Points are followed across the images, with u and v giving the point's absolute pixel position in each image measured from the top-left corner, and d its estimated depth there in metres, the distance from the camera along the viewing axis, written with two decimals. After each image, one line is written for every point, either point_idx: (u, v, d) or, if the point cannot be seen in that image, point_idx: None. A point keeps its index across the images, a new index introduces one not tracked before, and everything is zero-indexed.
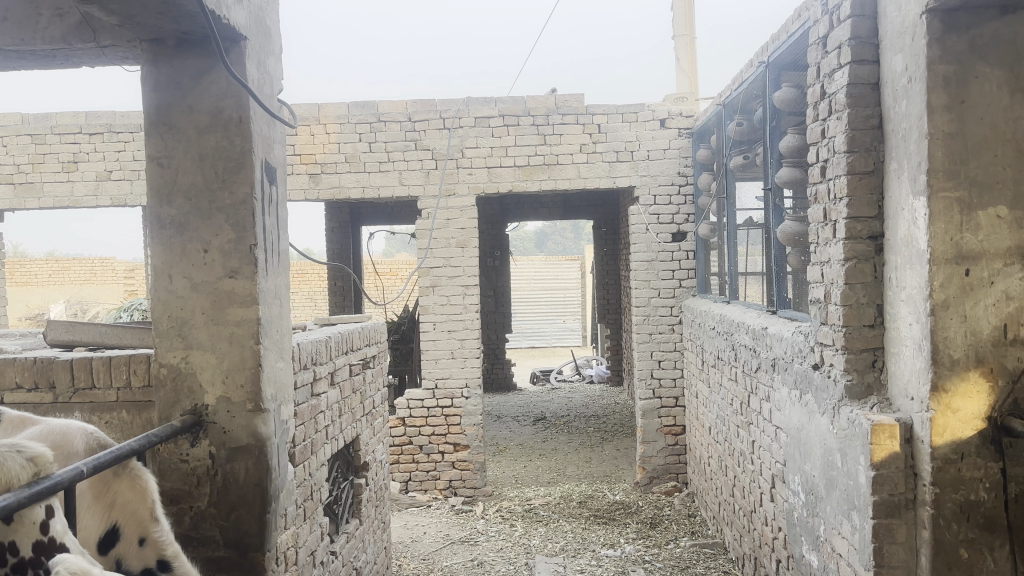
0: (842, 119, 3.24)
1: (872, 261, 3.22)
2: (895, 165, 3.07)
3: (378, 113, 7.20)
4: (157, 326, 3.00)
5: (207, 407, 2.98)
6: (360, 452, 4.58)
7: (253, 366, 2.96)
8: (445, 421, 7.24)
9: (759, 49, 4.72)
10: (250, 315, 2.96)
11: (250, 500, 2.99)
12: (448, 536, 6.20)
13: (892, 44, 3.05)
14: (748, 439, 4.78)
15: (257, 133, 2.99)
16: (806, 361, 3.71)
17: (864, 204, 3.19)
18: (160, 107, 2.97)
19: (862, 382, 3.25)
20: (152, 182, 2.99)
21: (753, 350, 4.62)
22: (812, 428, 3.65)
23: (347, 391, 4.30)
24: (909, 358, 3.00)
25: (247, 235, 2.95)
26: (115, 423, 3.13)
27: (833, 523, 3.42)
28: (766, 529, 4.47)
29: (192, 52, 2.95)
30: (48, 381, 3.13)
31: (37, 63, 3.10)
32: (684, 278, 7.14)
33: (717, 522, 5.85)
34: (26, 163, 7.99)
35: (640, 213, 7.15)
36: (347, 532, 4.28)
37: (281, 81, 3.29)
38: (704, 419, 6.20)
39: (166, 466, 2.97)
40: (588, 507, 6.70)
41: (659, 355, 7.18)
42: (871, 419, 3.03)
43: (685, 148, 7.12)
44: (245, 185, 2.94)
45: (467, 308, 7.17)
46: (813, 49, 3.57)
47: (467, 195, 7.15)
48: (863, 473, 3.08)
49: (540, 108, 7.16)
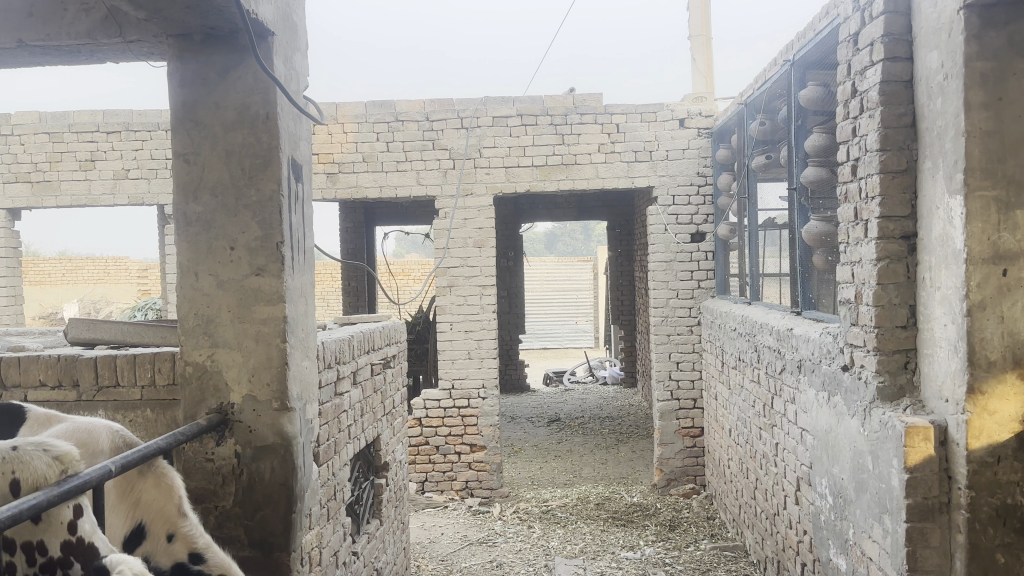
0: (874, 117, 3.20)
1: (905, 260, 3.17)
2: (930, 164, 3.02)
3: (395, 113, 7.19)
4: (183, 324, 2.98)
5: (233, 406, 2.95)
6: (381, 452, 4.56)
7: (279, 365, 2.93)
8: (461, 421, 7.21)
9: (784, 48, 4.68)
10: (277, 313, 2.93)
11: (275, 499, 2.96)
12: (466, 537, 6.18)
13: (926, 40, 3.01)
14: (772, 442, 4.73)
15: (284, 130, 2.96)
16: (835, 362, 3.67)
17: (897, 203, 3.15)
18: (186, 103, 2.96)
19: (893, 385, 3.20)
20: (178, 179, 2.97)
21: (777, 351, 4.57)
22: (841, 430, 3.61)
23: (369, 391, 4.28)
24: (944, 360, 2.95)
25: (274, 232, 2.92)
26: (140, 421, 3.12)
27: (863, 527, 3.37)
28: (790, 532, 4.42)
29: (219, 48, 2.94)
30: (72, 379, 3.12)
31: (64, 59, 3.09)
32: (703, 279, 7.10)
33: (737, 524, 5.80)
34: (44, 162, 8.02)
35: (658, 214, 7.12)
36: (369, 533, 4.26)
37: (307, 78, 3.27)
38: (724, 421, 6.14)
39: (191, 465, 2.95)
40: (606, 509, 6.65)
41: (677, 356, 7.14)
42: (904, 421, 2.98)
43: (704, 148, 7.07)
44: (272, 183, 2.92)
45: (484, 308, 7.14)
46: (843, 47, 3.53)
47: (485, 194, 7.12)
48: (896, 476, 3.03)
49: (558, 108, 7.13)
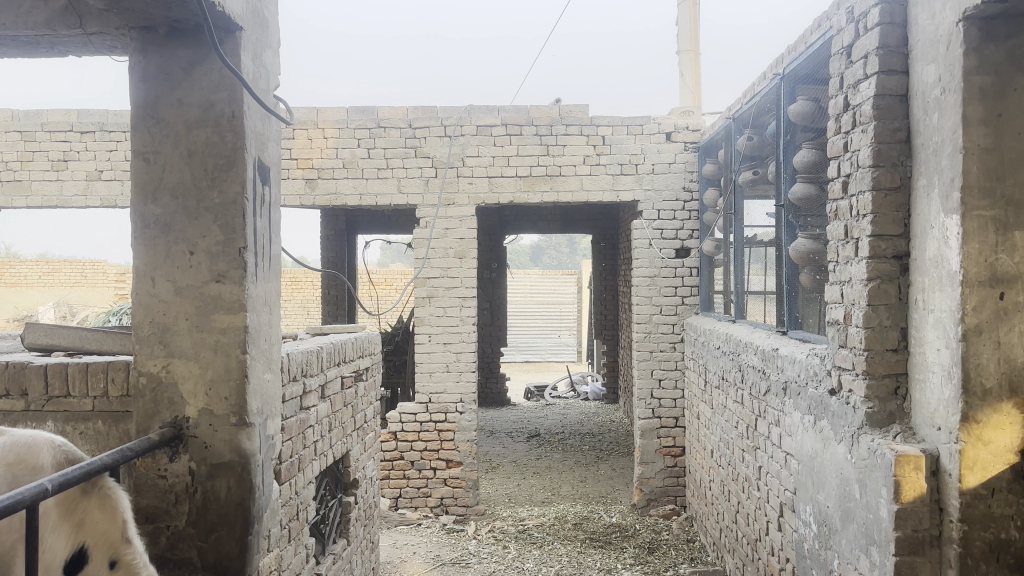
0: (867, 132, 3.08)
1: (896, 281, 3.05)
2: (924, 181, 2.91)
3: (378, 119, 7.05)
4: (138, 332, 2.81)
5: (188, 419, 2.78)
6: (350, 469, 4.39)
7: (238, 377, 2.76)
8: (438, 436, 7.04)
9: (774, 62, 4.58)
10: (237, 323, 2.77)
11: (231, 520, 2.78)
12: (439, 557, 6.00)
13: (923, 54, 2.90)
14: (755, 465, 4.59)
15: (250, 130, 2.81)
16: (821, 386, 3.54)
17: (890, 221, 3.03)
18: (147, 100, 2.79)
19: (883, 411, 3.08)
20: (136, 178, 2.80)
21: (762, 372, 4.45)
22: (827, 457, 3.48)
23: (339, 405, 4.11)
24: (936, 386, 2.82)
25: (237, 237, 2.76)
26: (91, 434, 2.93)
27: (848, 558, 3.24)
28: (772, 559, 4.28)
29: (183, 42, 2.78)
30: (20, 388, 2.94)
31: (20, 50, 2.93)
32: (687, 294, 6.97)
33: (717, 548, 5.67)
34: (15, 161, 7.80)
35: (643, 228, 7.00)
36: (334, 553, 4.09)
37: (278, 77, 3.12)
38: (706, 441, 6.01)
39: (142, 482, 2.78)
40: (584, 529, 6.49)
41: (660, 373, 7.01)
42: (895, 450, 2.85)
43: (691, 162, 6.97)
44: (236, 185, 2.76)
45: (464, 320, 6.98)
46: (836, 59, 3.42)
47: (467, 205, 6.98)
48: (885, 507, 2.90)
49: (544, 118, 7.00)
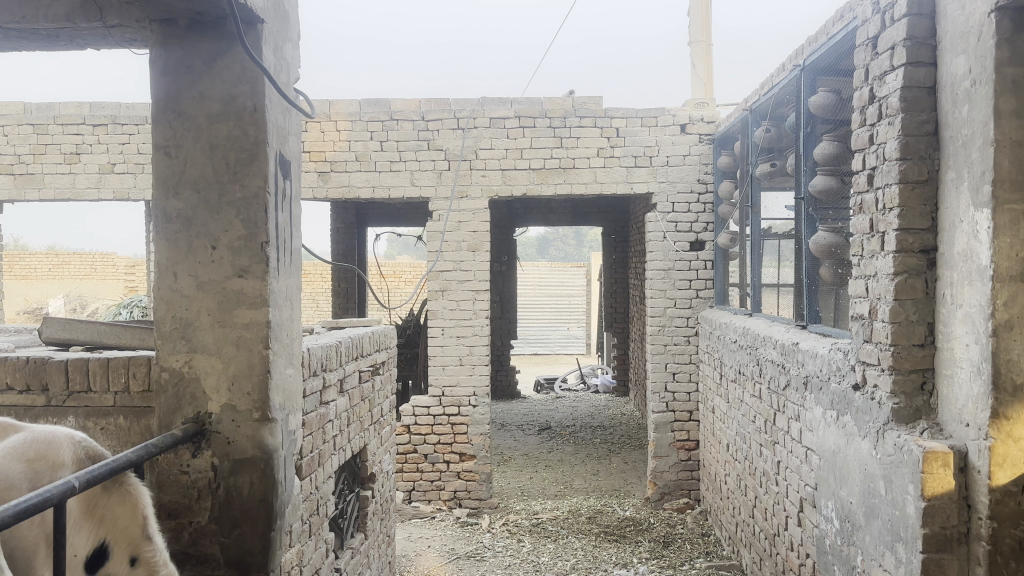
0: (894, 125, 3.04)
1: (923, 276, 3.01)
2: (953, 174, 2.87)
3: (390, 112, 7.02)
4: (160, 327, 2.79)
5: (211, 415, 2.77)
6: (368, 463, 4.38)
7: (260, 373, 2.75)
8: (451, 429, 7.03)
9: (794, 53, 4.53)
10: (259, 318, 2.75)
11: (254, 516, 2.77)
12: (453, 550, 6.00)
13: (952, 45, 2.86)
14: (773, 459, 4.57)
15: (272, 124, 2.79)
16: (844, 380, 3.52)
17: (917, 214, 2.99)
18: (168, 94, 2.77)
19: (909, 406, 3.05)
20: (158, 172, 2.78)
21: (781, 366, 4.42)
22: (850, 453, 3.46)
23: (357, 399, 4.10)
24: (965, 382, 2.79)
25: (259, 232, 2.74)
26: (112, 430, 2.93)
27: (872, 554, 3.22)
28: (791, 554, 4.27)
29: (205, 34, 2.76)
30: (41, 383, 2.93)
31: (41, 43, 2.92)
32: (702, 288, 6.94)
33: (733, 542, 5.66)
34: (27, 154, 7.80)
35: (657, 220, 6.96)
36: (353, 547, 4.09)
37: (297, 70, 3.09)
38: (722, 435, 5.99)
39: (165, 478, 2.77)
40: (598, 523, 6.49)
41: (674, 367, 6.98)
42: (922, 446, 2.82)
43: (705, 154, 6.93)
44: (258, 179, 2.74)
45: (477, 313, 6.96)
46: (861, 50, 3.38)
47: (481, 197, 6.95)
48: (911, 503, 2.87)
49: (557, 110, 6.95)
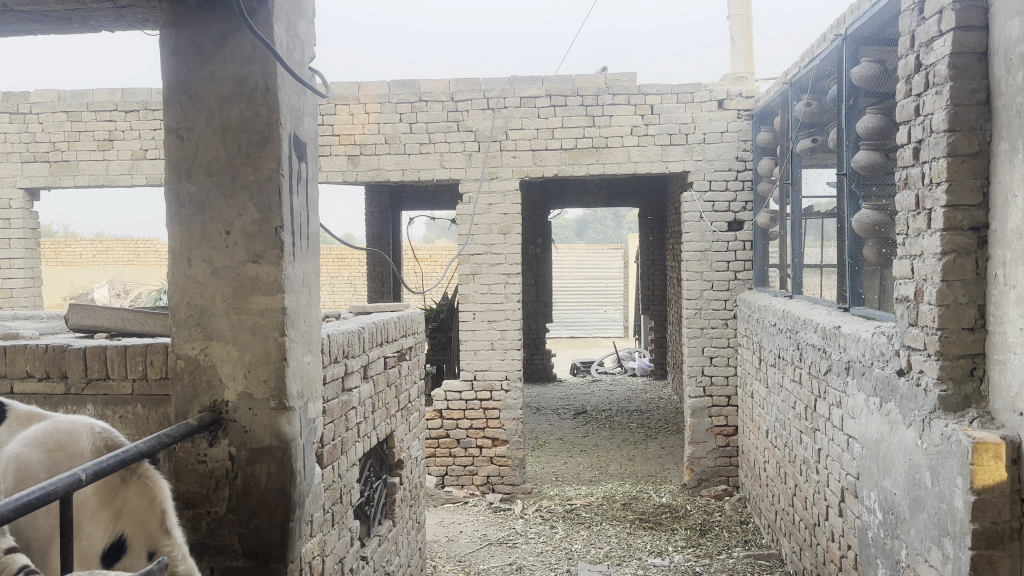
0: (941, 94, 2.85)
1: (973, 255, 2.83)
2: (1006, 146, 2.68)
3: (419, 93, 6.91)
4: (175, 314, 2.73)
5: (227, 404, 2.70)
6: (395, 449, 4.33)
7: (277, 360, 2.68)
8: (484, 414, 6.95)
9: (835, 21, 4.32)
10: (275, 305, 2.67)
11: (272, 506, 2.71)
12: (485, 536, 5.94)
13: (1005, 7, 2.66)
14: (814, 447, 4.41)
15: (285, 104, 2.69)
16: (889, 365, 3.34)
17: (967, 189, 2.81)
18: (179, 75, 2.69)
19: (958, 394, 2.87)
20: (170, 156, 2.71)
21: (822, 351, 4.25)
22: (893, 442, 3.29)
23: (382, 385, 4.03)
24: (1019, 368, 2.61)
25: (272, 216, 2.66)
26: (130, 418, 2.87)
27: (917, 549, 3.06)
28: (832, 546, 4.11)
29: (215, 12, 2.67)
30: (60, 371, 2.89)
31: (54, 26, 2.87)
32: (740, 270, 6.75)
33: (772, 531, 5.50)
34: (62, 141, 7.86)
35: (693, 200, 6.78)
36: (380, 535, 4.04)
37: (313, 49, 2.99)
38: (760, 421, 5.82)
39: (182, 467, 2.72)
40: (633, 509, 6.38)
41: (711, 350, 6.81)
42: (971, 436, 2.65)
43: (744, 131, 6.71)
44: (271, 162, 2.65)
45: (509, 297, 6.86)
46: (906, 15, 3.17)
47: (511, 178, 6.83)
48: (960, 496, 2.70)
49: (590, 87, 6.78)
